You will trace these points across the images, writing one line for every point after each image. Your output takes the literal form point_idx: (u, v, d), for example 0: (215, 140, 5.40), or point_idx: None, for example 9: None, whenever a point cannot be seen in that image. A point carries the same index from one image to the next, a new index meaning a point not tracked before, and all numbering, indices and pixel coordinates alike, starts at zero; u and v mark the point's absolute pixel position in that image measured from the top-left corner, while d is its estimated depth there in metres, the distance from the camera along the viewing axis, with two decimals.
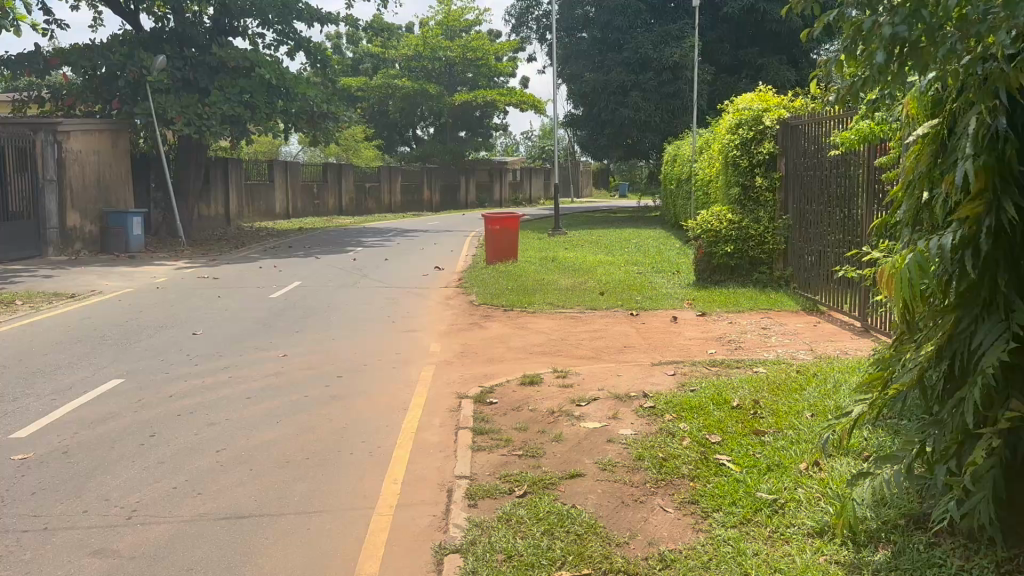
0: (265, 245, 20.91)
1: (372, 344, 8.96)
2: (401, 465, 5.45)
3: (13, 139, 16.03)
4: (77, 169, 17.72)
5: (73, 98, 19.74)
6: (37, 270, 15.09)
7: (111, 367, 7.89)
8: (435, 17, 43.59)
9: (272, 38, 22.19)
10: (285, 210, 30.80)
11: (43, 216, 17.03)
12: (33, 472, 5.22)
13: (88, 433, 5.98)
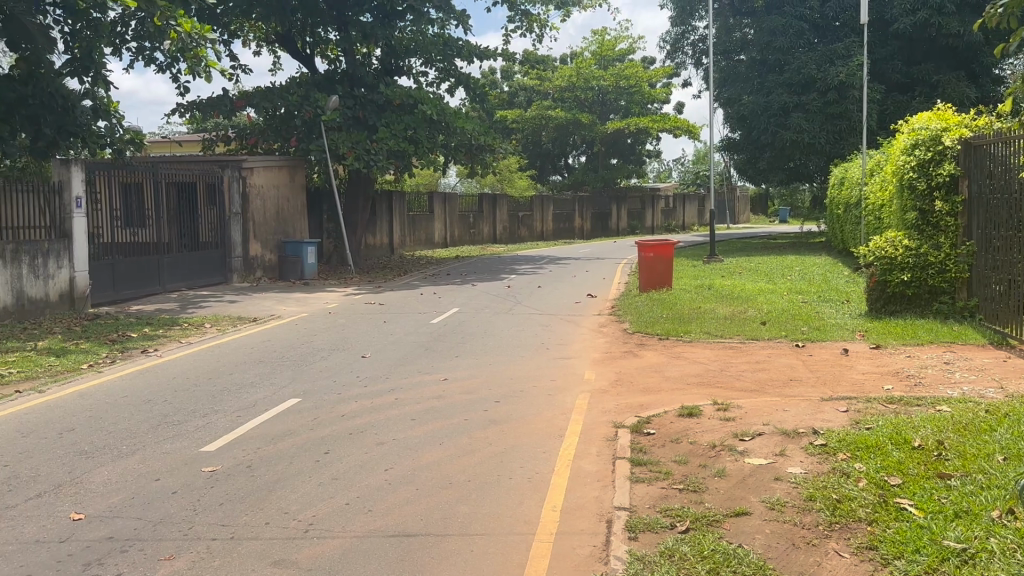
0: (426, 273, 21.72)
1: (528, 371, 9.07)
2: (560, 493, 5.45)
3: (205, 176, 17.55)
4: (259, 203, 19.18)
5: (256, 137, 21.40)
6: (223, 295, 16.37)
7: (287, 387, 8.42)
8: (589, 47, 44.08)
9: (435, 75, 23.18)
10: (443, 239, 31.88)
11: (230, 246, 18.49)
12: (221, 483, 5.63)
13: (267, 449, 6.39)
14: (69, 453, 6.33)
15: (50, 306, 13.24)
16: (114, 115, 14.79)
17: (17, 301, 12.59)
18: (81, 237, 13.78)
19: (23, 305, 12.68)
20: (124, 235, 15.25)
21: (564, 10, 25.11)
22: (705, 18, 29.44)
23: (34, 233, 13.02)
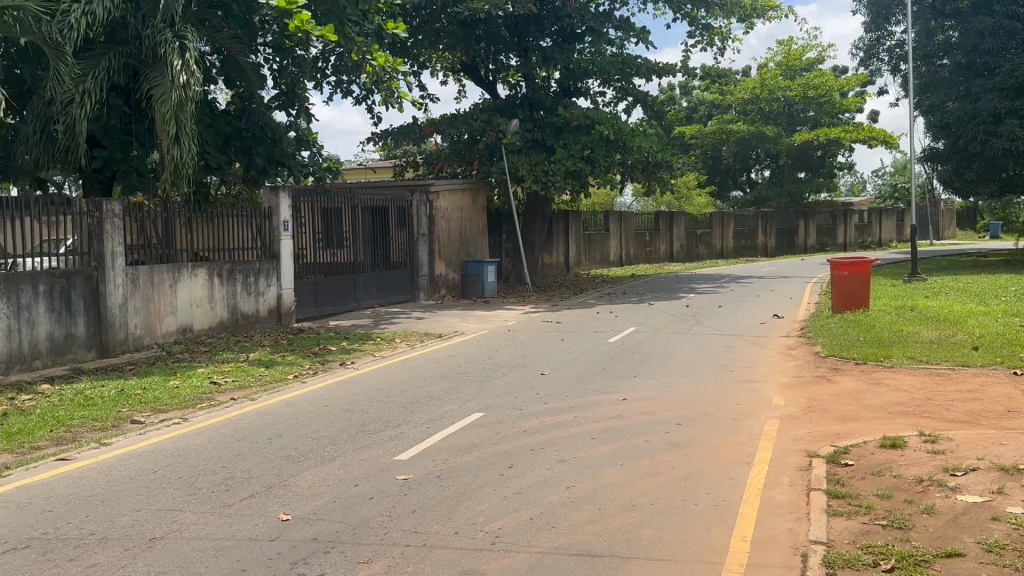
0: (603, 291, 21.73)
1: (712, 393, 8.82)
2: (750, 522, 5.25)
3: (397, 200, 18.57)
4: (444, 225, 20.04)
5: (442, 162, 22.40)
6: (411, 312, 17.19)
7: (472, 401, 8.68)
8: (774, 58, 42.61)
9: (612, 95, 23.29)
10: (619, 257, 31.81)
11: (417, 265, 19.39)
12: (413, 492, 5.90)
13: (455, 460, 6.62)
14: (278, 457, 6.86)
15: (260, 321, 14.48)
16: (314, 144, 15.97)
17: (232, 315, 13.87)
18: (287, 258, 14.94)
19: (236, 320, 13.93)
20: (324, 255, 16.40)
21: (748, 23, 24.47)
22: (903, 22, 27.62)
23: (247, 254, 14.25)
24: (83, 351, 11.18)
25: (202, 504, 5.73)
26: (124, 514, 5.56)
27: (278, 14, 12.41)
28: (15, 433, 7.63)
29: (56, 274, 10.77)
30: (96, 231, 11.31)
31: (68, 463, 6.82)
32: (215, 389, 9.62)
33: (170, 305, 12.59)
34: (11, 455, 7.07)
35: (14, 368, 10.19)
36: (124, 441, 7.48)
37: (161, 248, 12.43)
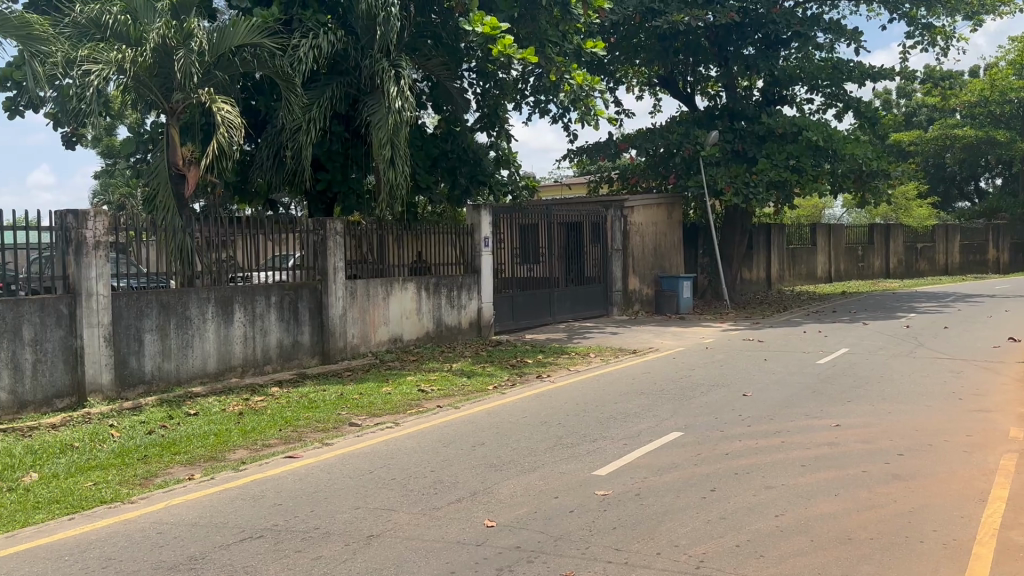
0: (809, 309, 20.67)
1: (936, 422, 8.12)
2: (986, 565, 4.79)
3: (592, 215, 18.74)
4: (638, 240, 19.98)
5: (637, 176, 22.62)
6: (606, 327, 17.22)
7: (671, 420, 8.54)
8: (1006, 56, 38.80)
9: (821, 102, 22.20)
10: (827, 273, 30.15)
11: (611, 280, 19.43)
12: (613, 508, 5.89)
13: (655, 479, 6.54)
14: (481, 464, 7.10)
15: (462, 332, 15.11)
16: (514, 163, 16.45)
17: (438, 327, 14.56)
18: (487, 272, 15.49)
19: (441, 331, 14.62)
20: (522, 270, 16.85)
21: (976, 20, 22.50)
22: None
23: (451, 268, 14.92)
24: (308, 358, 12.18)
25: (414, 506, 6.05)
26: (344, 510, 5.98)
27: (483, 39, 12.92)
28: (250, 431, 8.44)
29: (286, 287, 11.84)
30: (320, 247, 12.32)
31: (293, 461, 7.43)
32: (423, 397, 10.12)
33: (383, 316, 13.43)
34: (246, 450, 7.83)
35: (249, 372, 11.28)
36: (342, 442, 8.05)
37: (375, 263, 13.31)
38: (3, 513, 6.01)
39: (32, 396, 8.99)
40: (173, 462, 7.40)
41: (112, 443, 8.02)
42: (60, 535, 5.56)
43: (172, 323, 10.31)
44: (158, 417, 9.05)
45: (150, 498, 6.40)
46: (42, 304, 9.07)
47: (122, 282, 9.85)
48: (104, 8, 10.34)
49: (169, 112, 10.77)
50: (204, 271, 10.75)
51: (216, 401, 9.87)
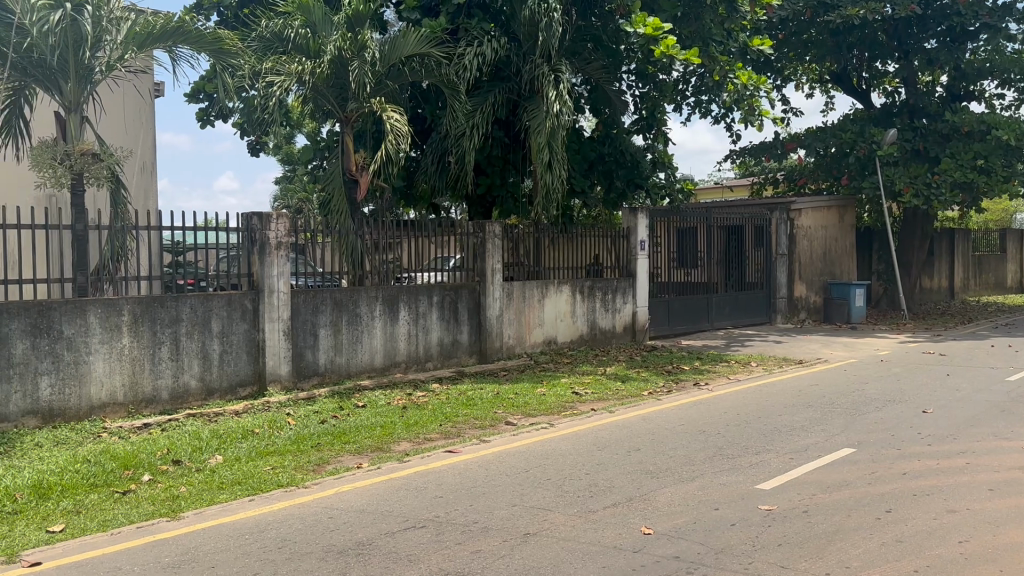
0: (998, 321, 19.01)
1: None
2: None
3: (756, 218, 18.12)
4: (805, 244, 19.13)
5: (806, 178, 21.60)
6: (769, 335, 16.59)
7: (840, 435, 8.09)
8: None
9: (1014, 97, 20.40)
10: (1018, 283, 27.67)
11: (775, 287, 18.71)
12: (778, 524, 5.66)
13: (823, 497, 6.21)
14: (638, 471, 7.01)
15: (617, 336, 15.04)
16: (671, 165, 16.17)
17: (592, 330, 14.56)
18: (643, 275, 15.32)
19: (595, 334, 14.61)
20: (679, 274, 16.54)
21: None
22: None
23: (607, 271, 14.87)
24: (466, 356, 12.50)
25: (570, 507, 6.06)
26: (502, 507, 6.08)
27: (644, 41, 12.79)
28: (413, 424, 8.77)
29: (447, 287, 12.21)
30: (480, 249, 12.60)
31: (453, 455, 7.65)
32: (578, 399, 10.14)
33: (538, 318, 13.58)
34: (410, 443, 8.13)
35: (412, 367, 11.73)
36: (500, 440, 8.20)
37: (531, 266, 13.47)
38: (192, 490, 6.55)
39: (219, 383, 9.76)
40: (342, 450, 7.81)
41: (288, 430, 8.56)
42: (241, 514, 5.99)
43: (343, 320, 10.89)
44: (329, 408, 9.57)
45: (322, 484, 6.78)
46: (229, 299, 9.81)
47: (300, 280, 10.52)
48: (287, 23, 11.07)
49: (343, 120, 11.42)
50: (372, 271, 11.26)
51: (381, 395, 10.33)
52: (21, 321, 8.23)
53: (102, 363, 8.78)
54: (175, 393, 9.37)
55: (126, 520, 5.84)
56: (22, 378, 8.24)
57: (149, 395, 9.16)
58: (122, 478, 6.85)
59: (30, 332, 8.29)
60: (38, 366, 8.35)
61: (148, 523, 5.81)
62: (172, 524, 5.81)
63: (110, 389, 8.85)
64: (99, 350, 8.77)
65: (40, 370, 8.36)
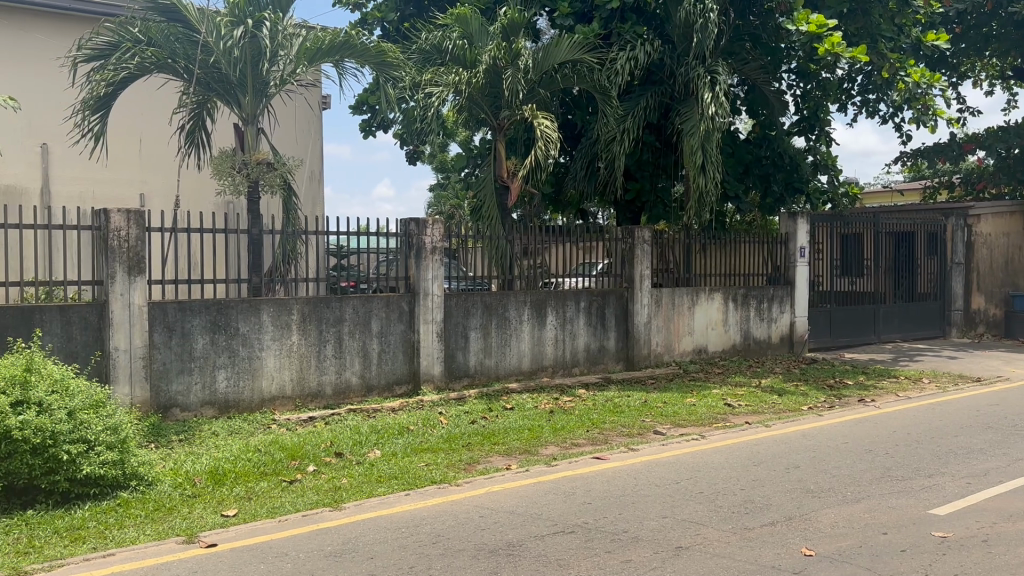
0: None
1: None
2: None
3: (928, 225, 17.01)
4: (985, 253, 17.74)
5: (986, 181, 19.99)
6: (942, 350, 15.46)
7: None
8: None
9: None
10: None
11: (949, 298, 17.47)
12: (953, 553, 5.24)
13: (1006, 527, 5.70)
14: (797, 489, 6.70)
15: (772, 347, 14.48)
16: (833, 168, 15.38)
17: (746, 340, 14.10)
18: (802, 284, 14.67)
19: (749, 345, 14.14)
20: (842, 283, 15.72)
21: None
22: None
23: (762, 279, 14.35)
24: (613, 363, 12.43)
25: (724, 522, 5.88)
26: (652, 518, 5.98)
27: (807, 39, 12.32)
28: (561, 429, 8.79)
29: (594, 292, 12.17)
30: (629, 254, 12.50)
31: (602, 462, 7.61)
32: (731, 411, 9.84)
33: (688, 326, 13.29)
34: (557, 447, 8.16)
35: (559, 372, 11.78)
36: (649, 450, 8.08)
37: (682, 273, 13.21)
38: (352, 483, 6.86)
39: (377, 381, 10.17)
40: (492, 451, 7.94)
41: (441, 429, 8.81)
42: (397, 508, 6.21)
43: (493, 323, 11.09)
44: (479, 409, 9.77)
45: (473, 482, 6.93)
46: (387, 301, 10.21)
47: (453, 283, 10.79)
48: (445, 35, 11.40)
49: (496, 128, 11.65)
50: (521, 276, 11.39)
51: (529, 398, 10.45)
52: (202, 318, 8.89)
53: (272, 358, 9.37)
54: (337, 389, 9.86)
55: (292, 508, 6.18)
56: (202, 371, 8.91)
57: (314, 389, 9.69)
58: (288, 467, 7.27)
59: (210, 329, 8.95)
60: (216, 360, 9.00)
61: (313, 512, 6.13)
62: (334, 514, 6.11)
63: (279, 383, 9.43)
64: (271, 346, 9.35)
65: (217, 364, 9.00)
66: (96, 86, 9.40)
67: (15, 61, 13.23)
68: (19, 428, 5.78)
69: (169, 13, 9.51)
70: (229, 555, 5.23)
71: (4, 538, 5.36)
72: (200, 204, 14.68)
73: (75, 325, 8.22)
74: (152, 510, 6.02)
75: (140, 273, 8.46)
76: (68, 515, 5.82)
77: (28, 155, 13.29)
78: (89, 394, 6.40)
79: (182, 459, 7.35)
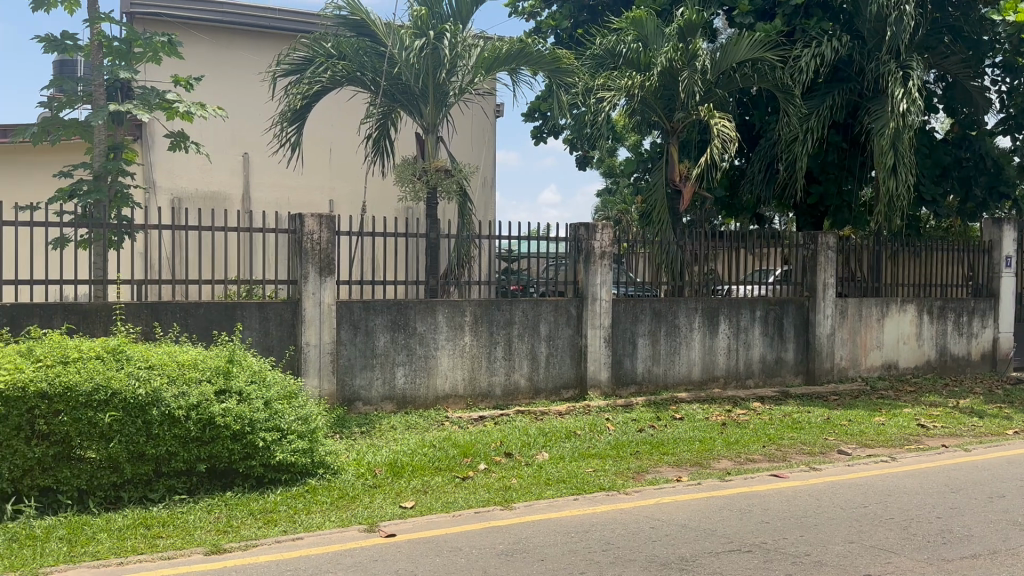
0: None
1: None
2: None
3: None
4: None
5: None
6: None
7: None
8: None
9: None
10: None
11: None
12: None
13: None
14: (1003, 521, 6.09)
15: (972, 365, 13.33)
16: None
17: (942, 356, 13.07)
18: (1008, 297, 13.40)
19: (945, 361, 13.09)
20: None
21: None
22: None
23: (961, 290, 13.25)
24: (791, 376, 11.86)
25: (919, 552, 5.44)
26: (837, 542, 5.63)
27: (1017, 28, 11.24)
28: (734, 442, 8.49)
29: (771, 301, 11.67)
30: (810, 262, 11.92)
31: (780, 480, 7.26)
32: (923, 433, 9.12)
33: (876, 339, 12.48)
34: (731, 461, 7.88)
35: (732, 384, 11.39)
36: (831, 469, 7.63)
37: (868, 282, 12.43)
38: (522, 483, 6.94)
39: (545, 385, 10.26)
40: (662, 461, 7.78)
41: (608, 435, 8.74)
42: (567, 512, 6.21)
43: (663, 329, 10.90)
44: (648, 417, 9.62)
45: (643, 492, 6.81)
46: (556, 305, 10.27)
47: (622, 289, 10.72)
48: (620, 39, 11.34)
49: (670, 131, 11.45)
50: (693, 282, 11.12)
51: (700, 409, 10.18)
52: (383, 317, 9.32)
53: (447, 358, 9.67)
54: (507, 390, 10.04)
55: (465, 504, 6.34)
56: (383, 367, 9.34)
57: (485, 389, 9.91)
58: (461, 464, 7.46)
59: (390, 328, 9.37)
60: (395, 357, 9.40)
61: (485, 509, 6.25)
62: (505, 513, 6.20)
63: (453, 382, 9.72)
64: (445, 346, 9.66)
65: (397, 361, 9.41)
66: (293, 99, 10.06)
67: (224, 77, 14.47)
68: (223, 414, 6.21)
69: (359, 28, 10.08)
70: (406, 546, 5.42)
71: (208, 516, 5.84)
72: (381, 208, 15.42)
73: (271, 321, 8.83)
74: (336, 498, 6.36)
75: (329, 274, 8.98)
76: (263, 498, 6.26)
77: (232, 163, 14.48)
78: (284, 385, 6.87)
79: (364, 450, 7.73)
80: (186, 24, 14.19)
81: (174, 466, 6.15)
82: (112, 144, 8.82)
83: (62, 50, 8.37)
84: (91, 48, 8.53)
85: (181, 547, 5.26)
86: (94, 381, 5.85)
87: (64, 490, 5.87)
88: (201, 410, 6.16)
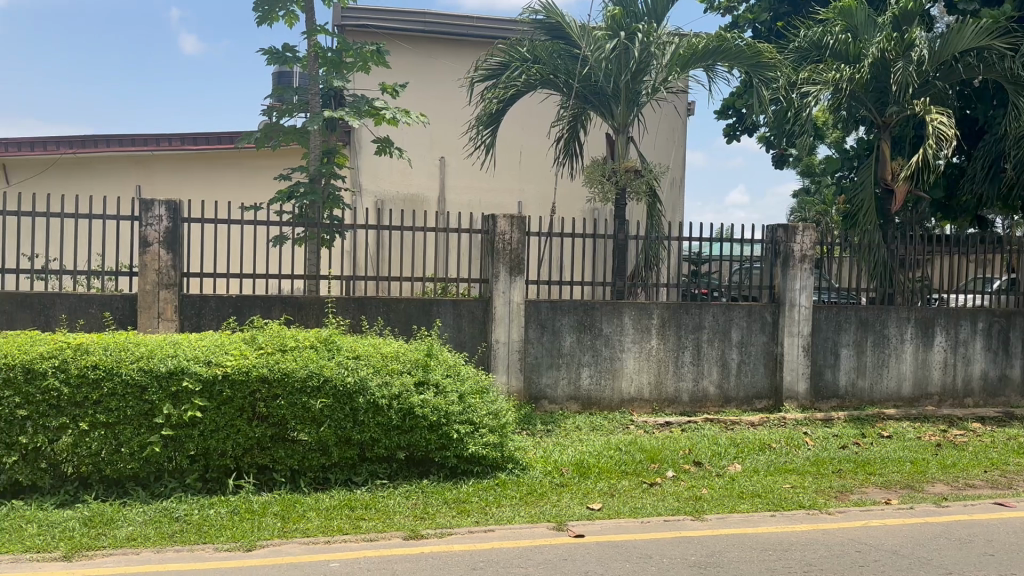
0: None
1: None
2: None
3: None
4: None
5: None
6: None
7: None
8: None
9: None
10: None
11: None
12: None
13: None
14: None
15: None
16: None
17: None
18: None
19: None
20: None
21: None
22: None
23: None
24: (1017, 397, 10.72)
25: None
26: None
27: None
28: (951, 465, 7.78)
29: (996, 312, 10.59)
30: None
31: (1006, 510, 6.56)
32: None
33: None
34: (948, 486, 7.21)
35: (947, 402, 10.47)
36: None
37: None
38: (713, 494, 6.72)
39: (736, 393, 9.91)
40: (867, 482, 7.26)
41: (807, 450, 8.29)
42: (762, 528, 5.95)
43: (869, 340, 10.22)
44: (851, 433, 9.03)
45: (847, 513, 6.39)
46: (749, 311, 9.88)
47: (822, 295, 10.15)
48: (826, 30, 10.71)
49: (881, 126, 10.70)
50: (902, 290, 10.32)
51: (910, 427, 9.43)
52: (571, 318, 9.39)
53: (633, 360, 9.58)
54: (695, 397, 9.79)
55: (654, 511, 6.23)
56: (569, 367, 9.40)
57: (672, 395, 9.72)
58: (649, 469, 7.35)
59: (577, 328, 9.41)
60: (581, 358, 9.43)
61: (674, 518, 6.12)
62: (697, 523, 6.03)
63: (638, 385, 9.61)
64: (631, 348, 9.57)
65: (583, 361, 9.44)
66: (489, 104, 10.34)
67: (424, 84, 15.16)
68: (422, 406, 6.49)
69: (554, 31, 10.20)
70: (595, 548, 5.40)
71: (406, 502, 6.14)
72: (569, 209, 15.55)
73: (465, 318, 9.14)
74: (526, 493, 6.47)
75: (519, 273, 9.15)
76: (457, 488, 6.48)
77: (430, 166, 15.12)
78: (477, 379, 7.07)
79: (551, 449, 7.81)
80: (390, 35, 14.99)
81: (376, 452, 6.51)
82: (326, 150, 9.47)
83: (283, 61, 9.10)
84: (308, 59, 9.20)
85: (383, 531, 5.54)
86: (308, 369, 6.29)
87: (279, 469, 6.36)
88: (402, 400, 6.47)
